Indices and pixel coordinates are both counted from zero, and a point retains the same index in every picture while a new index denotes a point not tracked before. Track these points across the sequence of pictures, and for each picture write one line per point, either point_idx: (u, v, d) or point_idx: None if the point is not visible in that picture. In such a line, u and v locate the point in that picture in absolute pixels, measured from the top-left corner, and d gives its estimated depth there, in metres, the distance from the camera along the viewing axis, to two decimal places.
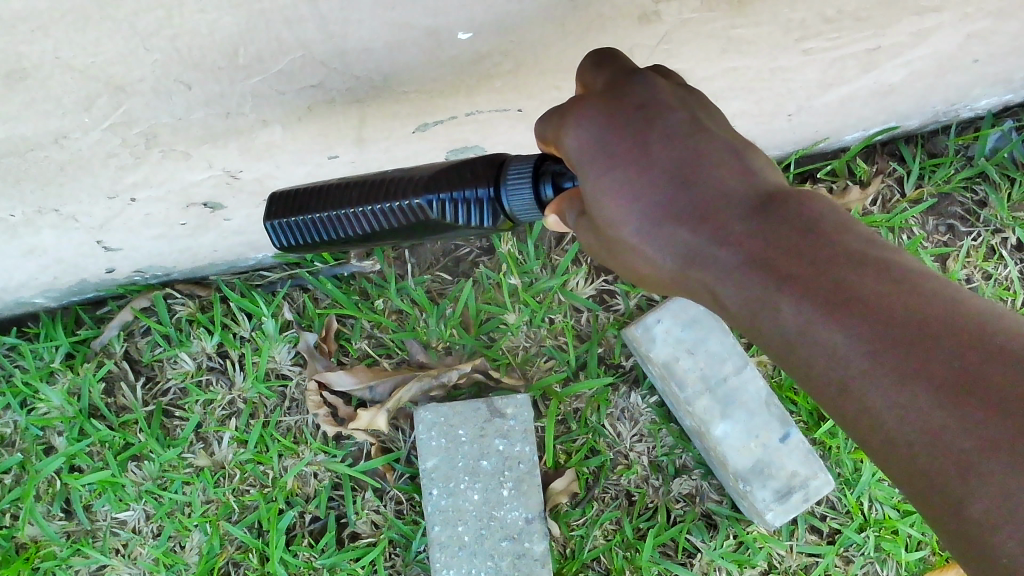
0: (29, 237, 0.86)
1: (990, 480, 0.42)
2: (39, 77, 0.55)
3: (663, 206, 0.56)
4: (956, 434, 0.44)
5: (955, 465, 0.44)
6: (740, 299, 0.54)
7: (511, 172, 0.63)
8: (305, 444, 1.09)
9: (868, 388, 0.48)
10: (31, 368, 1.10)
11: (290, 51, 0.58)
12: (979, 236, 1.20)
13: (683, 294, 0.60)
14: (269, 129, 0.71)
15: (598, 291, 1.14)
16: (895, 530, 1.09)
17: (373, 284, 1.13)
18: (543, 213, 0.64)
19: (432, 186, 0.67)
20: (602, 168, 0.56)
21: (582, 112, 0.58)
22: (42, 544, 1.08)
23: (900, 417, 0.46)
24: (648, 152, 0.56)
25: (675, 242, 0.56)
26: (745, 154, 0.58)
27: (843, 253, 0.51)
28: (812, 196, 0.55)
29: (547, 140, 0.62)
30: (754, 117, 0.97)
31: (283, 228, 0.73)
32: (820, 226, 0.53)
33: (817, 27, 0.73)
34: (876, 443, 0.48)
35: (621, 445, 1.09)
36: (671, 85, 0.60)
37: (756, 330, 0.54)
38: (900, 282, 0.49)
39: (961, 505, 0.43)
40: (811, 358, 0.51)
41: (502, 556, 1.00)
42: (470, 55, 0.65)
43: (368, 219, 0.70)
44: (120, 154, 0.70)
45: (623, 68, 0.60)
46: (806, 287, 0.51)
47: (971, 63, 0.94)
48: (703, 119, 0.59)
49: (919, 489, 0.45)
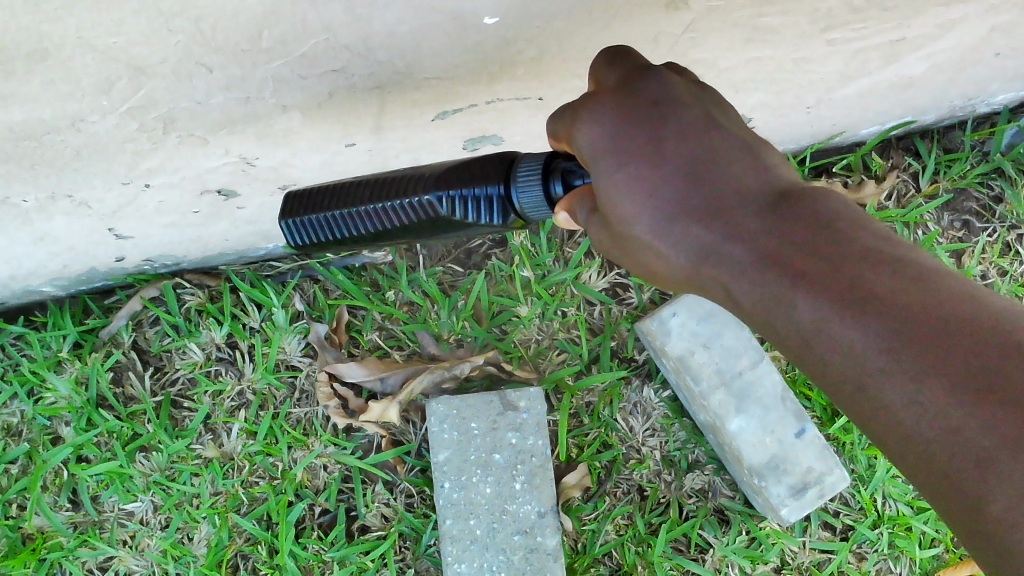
0: (41, 223, 0.85)
1: (1010, 478, 0.41)
2: (60, 58, 0.54)
3: (677, 202, 0.55)
4: (973, 431, 0.43)
5: (974, 463, 0.42)
6: (754, 297, 0.53)
7: (521, 169, 0.62)
8: (315, 436, 1.08)
9: (884, 386, 0.47)
10: (38, 358, 1.09)
11: (313, 34, 0.57)
12: (995, 232, 1.19)
13: (696, 291, 0.59)
14: (288, 115, 0.70)
15: (611, 284, 1.13)
16: (908, 527, 1.09)
17: (384, 276, 1.12)
18: (553, 211, 0.62)
19: (442, 182, 0.65)
20: (615, 163, 0.55)
21: (595, 108, 0.56)
22: (48, 535, 1.07)
23: (918, 415, 0.45)
24: (662, 148, 0.55)
25: (688, 238, 0.55)
26: (759, 151, 0.57)
27: (860, 251, 0.50)
28: (828, 193, 0.54)
29: (559, 138, 0.60)
30: (773, 109, 0.96)
31: (297, 225, 0.72)
32: (836, 223, 0.51)
33: (844, 17, 0.72)
34: (893, 442, 0.46)
35: (633, 439, 1.08)
36: (685, 81, 0.58)
37: (770, 328, 0.53)
38: (917, 280, 0.48)
39: (981, 505, 0.42)
40: (827, 357, 0.49)
41: (513, 550, 0.99)
42: (494, 41, 0.64)
43: (380, 217, 0.68)
44: (136, 139, 0.69)
45: (637, 63, 0.59)
46: (822, 285, 0.50)
47: (992, 57, 0.92)
48: (717, 115, 0.57)
49: (938, 487, 0.44)
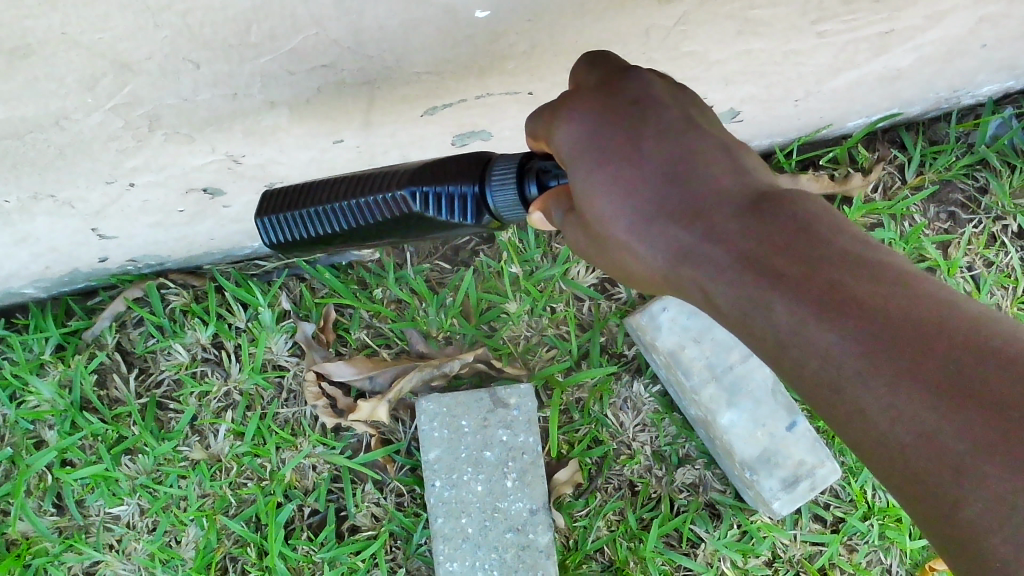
0: (23, 224, 0.83)
1: (986, 484, 0.40)
2: (43, 54, 0.52)
3: (653, 201, 0.54)
4: (949, 437, 0.42)
5: (948, 468, 0.41)
6: (730, 297, 0.52)
7: (496, 169, 0.61)
8: (304, 436, 1.07)
9: (860, 389, 0.45)
10: (20, 361, 1.08)
11: (303, 29, 0.56)
12: (980, 224, 1.19)
13: (673, 293, 0.58)
14: (276, 111, 0.69)
15: (599, 280, 1.12)
16: (899, 518, 1.09)
17: (371, 273, 1.11)
18: (527, 211, 0.61)
19: (416, 179, 0.63)
20: (593, 163, 0.54)
21: (574, 106, 0.56)
22: (33, 540, 1.05)
23: (893, 419, 0.44)
24: (639, 149, 0.54)
25: (664, 238, 0.54)
26: (737, 153, 0.56)
27: (838, 253, 0.49)
28: (806, 196, 0.53)
29: (538, 138, 0.60)
30: (762, 101, 0.95)
31: (273, 223, 0.70)
32: (814, 225, 0.50)
33: (835, 9, 0.71)
34: (869, 446, 0.45)
35: (624, 435, 1.08)
36: (665, 84, 0.58)
37: (746, 329, 0.52)
38: (895, 283, 0.47)
39: (954, 510, 0.41)
40: (803, 359, 0.48)
41: (505, 548, 0.99)
42: (485, 35, 0.63)
43: (354, 215, 0.67)
44: (121, 137, 0.68)
45: (617, 65, 0.58)
46: (800, 286, 0.48)
47: (979, 48, 0.93)
48: (696, 117, 0.57)
49: (913, 493, 0.43)
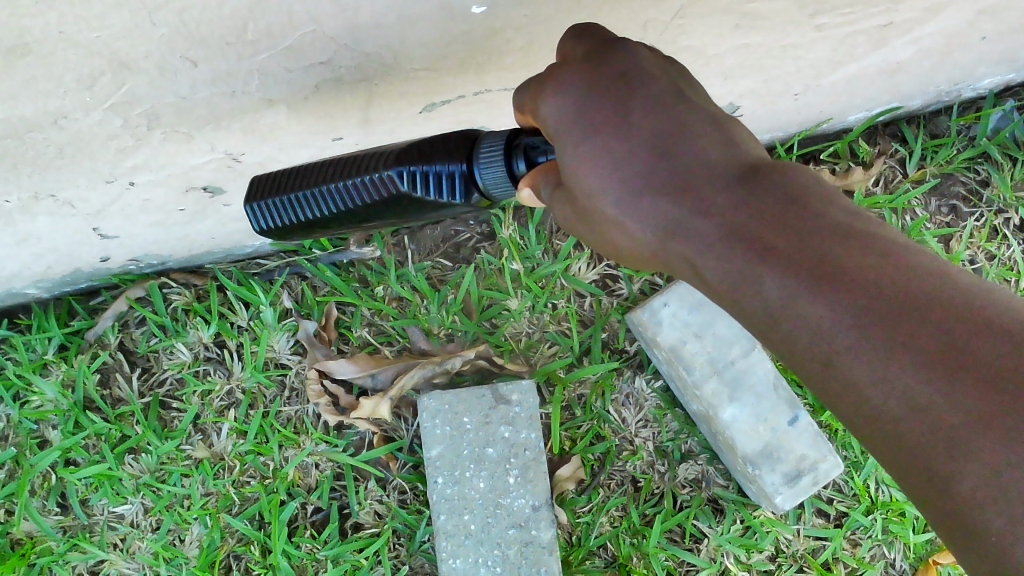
0: (23, 225, 0.84)
1: (979, 455, 0.40)
2: (42, 54, 0.53)
3: (642, 177, 0.54)
4: (941, 409, 0.41)
5: (942, 441, 0.41)
6: (721, 272, 0.52)
7: (483, 147, 0.60)
8: (307, 434, 1.07)
9: (852, 362, 0.45)
10: (23, 361, 1.08)
11: (299, 26, 0.56)
12: (982, 217, 1.18)
13: (664, 270, 0.58)
14: (275, 110, 0.69)
15: (601, 276, 1.13)
16: (902, 513, 1.09)
17: (373, 271, 1.11)
18: (517, 188, 0.61)
19: (404, 158, 0.63)
20: (582, 138, 0.54)
21: (561, 80, 0.55)
22: (38, 540, 1.05)
23: (886, 392, 0.44)
24: (629, 124, 0.54)
25: (655, 214, 0.54)
26: (727, 126, 0.55)
27: (828, 225, 0.49)
28: (796, 169, 0.53)
29: (525, 112, 0.59)
30: (762, 95, 0.95)
31: (262, 209, 0.71)
32: (804, 199, 0.50)
33: (833, 2, 0.71)
34: (860, 420, 0.45)
35: (626, 430, 1.08)
36: (655, 56, 0.57)
37: (738, 305, 0.52)
38: (888, 255, 0.46)
39: (948, 483, 0.41)
40: (794, 333, 0.48)
41: (508, 545, 0.99)
42: (481, 31, 0.63)
43: (342, 197, 0.67)
44: (120, 136, 0.68)
45: (606, 37, 0.57)
46: (790, 260, 0.48)
47: (978, 41, 0.92)
48: (685, 90, 0.56)
49: (905, 467, 0.43)
